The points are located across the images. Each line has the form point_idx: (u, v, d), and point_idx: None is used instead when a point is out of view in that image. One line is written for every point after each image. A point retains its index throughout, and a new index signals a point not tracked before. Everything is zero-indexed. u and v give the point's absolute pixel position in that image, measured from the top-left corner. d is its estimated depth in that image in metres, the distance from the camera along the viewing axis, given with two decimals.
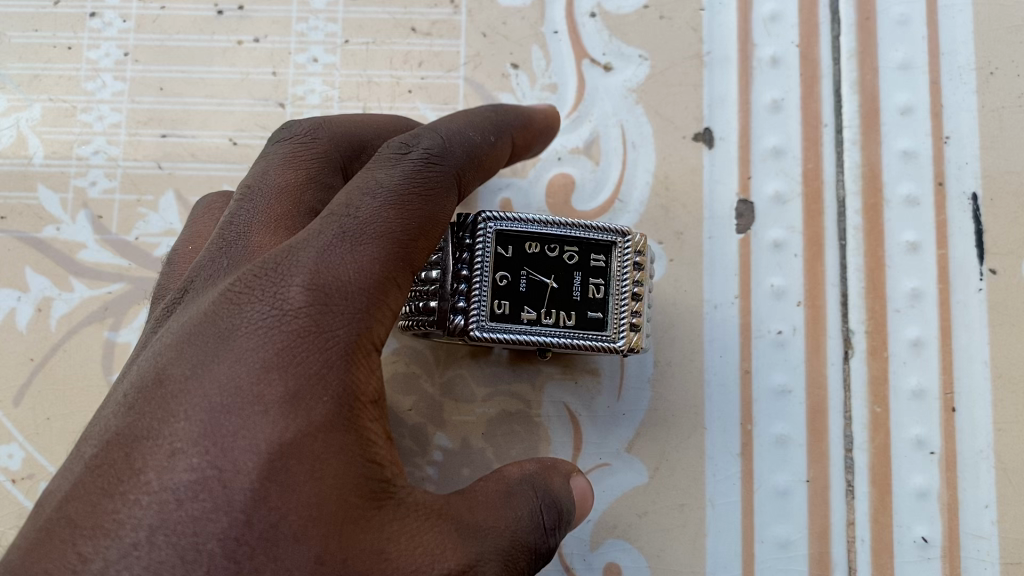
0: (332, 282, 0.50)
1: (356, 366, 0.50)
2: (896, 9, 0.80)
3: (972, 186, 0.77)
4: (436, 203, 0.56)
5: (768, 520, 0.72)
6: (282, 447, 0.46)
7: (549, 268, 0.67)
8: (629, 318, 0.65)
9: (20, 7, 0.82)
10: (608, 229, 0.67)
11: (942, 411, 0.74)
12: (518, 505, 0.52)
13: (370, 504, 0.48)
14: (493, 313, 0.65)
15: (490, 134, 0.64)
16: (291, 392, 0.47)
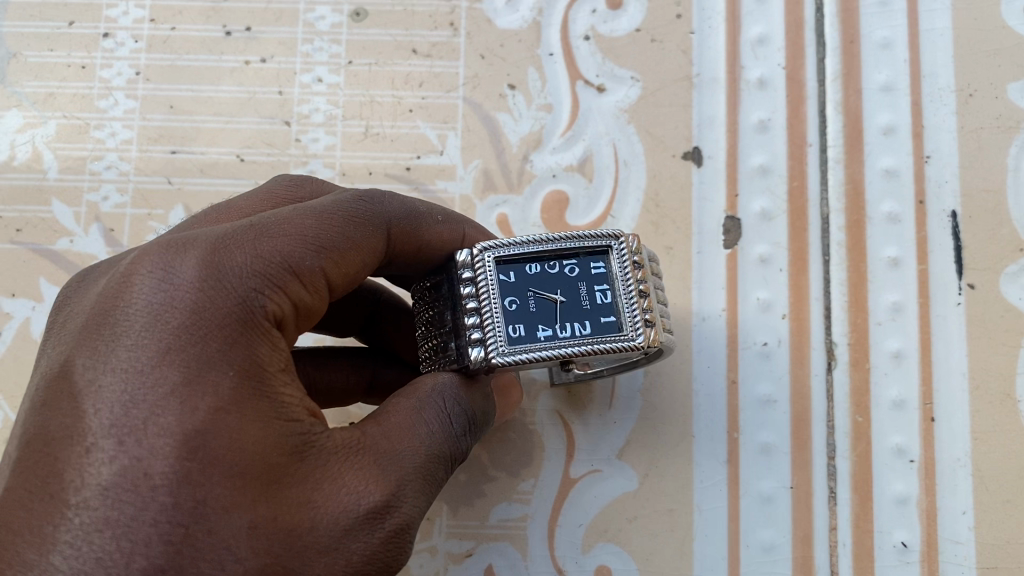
0: (223, 267, 0.53)
1: (258, 340, 0.52)
2: (879, 34, 0.84)
3: (952, 204, 0.80)
4: (358, 233, 0.59)
5: (754, 525, 0.75)
6: (193, 431, 0.49)
7: (554, 285, 0.66)
8: (641, 314, 0.65)
9: (37, 27, 0.85)
10: (602, 235, 0.67)
11: (922, 421, 0.76)
12: (428, 419, 0.57)
13: (291, 458, 0.51)
14: (510, 338, 0.64)
15: (437, 214, 0.65)
16: (195, 375, 0.50)
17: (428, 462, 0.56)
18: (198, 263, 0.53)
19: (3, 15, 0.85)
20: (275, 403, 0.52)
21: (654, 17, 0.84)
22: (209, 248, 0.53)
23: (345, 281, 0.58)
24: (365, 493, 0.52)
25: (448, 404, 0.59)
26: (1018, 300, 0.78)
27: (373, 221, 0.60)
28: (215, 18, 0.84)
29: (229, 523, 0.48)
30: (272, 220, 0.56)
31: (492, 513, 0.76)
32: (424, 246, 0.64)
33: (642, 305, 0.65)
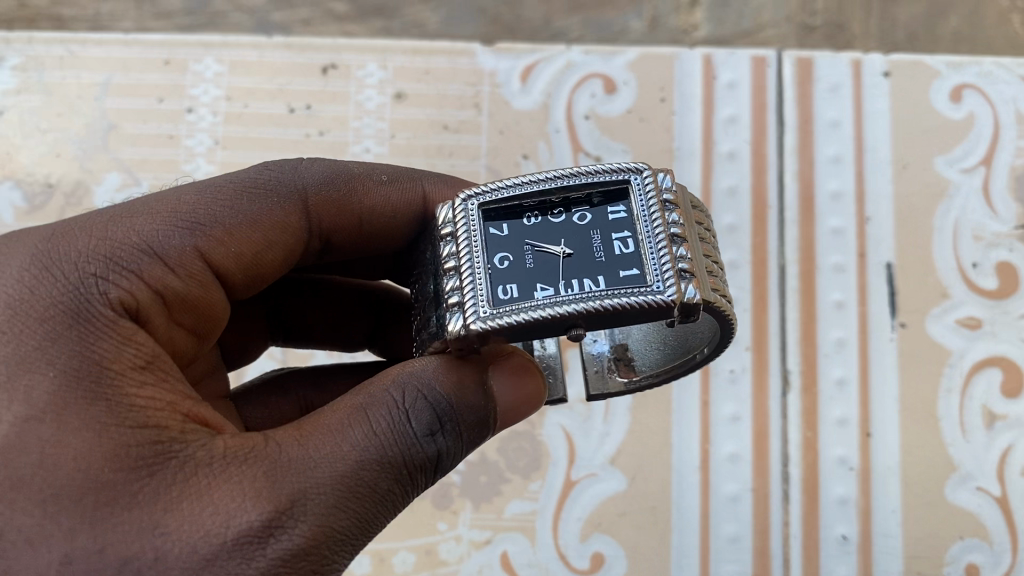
0: (59, 261, 0.53)
1: (94, 337, 0.51)
2: (829, 115, 1.02)
3: (888, 257, 0.97)
4: (255, 211, 0.60)
5: (721, 520, 0.92)
6: (19, 440, 0.48)
7: (559, 236, 0.59)
8: (670, 261, 0.57)
9: (135, 104, 1.03)
10: (617, 171, 0.61)
11: (861, 436, 0.93)
12: (357, 437, 0.51)
13: (136, 474, 0.48)
14: (495, 298, 0.57)
15: (380, 175, 0.66)
16: (21, 379, 0.49)
17: (349, 471, 0.50)
18: (43, 260, 0.53)
19: (106, 94, 1.04)
20: (117, 410, 0.49)
21: (643, 99, 1.02)
22: (59, 242, 0.55)
23: (234, 263, 0.59)
24: (243, 513, 0.49)
25: (407, 401, 0.53)
26: (941, 336, 0.94)
27: (284, 194, 0.62)
28: (280, 96, 1.02)
29: (47, 552, 0.47)
30: (144, 207, 0.58)
31: (507, 508, 0.92)
32: (365, 215, 0.66)
33: (672, 253, 0.57)
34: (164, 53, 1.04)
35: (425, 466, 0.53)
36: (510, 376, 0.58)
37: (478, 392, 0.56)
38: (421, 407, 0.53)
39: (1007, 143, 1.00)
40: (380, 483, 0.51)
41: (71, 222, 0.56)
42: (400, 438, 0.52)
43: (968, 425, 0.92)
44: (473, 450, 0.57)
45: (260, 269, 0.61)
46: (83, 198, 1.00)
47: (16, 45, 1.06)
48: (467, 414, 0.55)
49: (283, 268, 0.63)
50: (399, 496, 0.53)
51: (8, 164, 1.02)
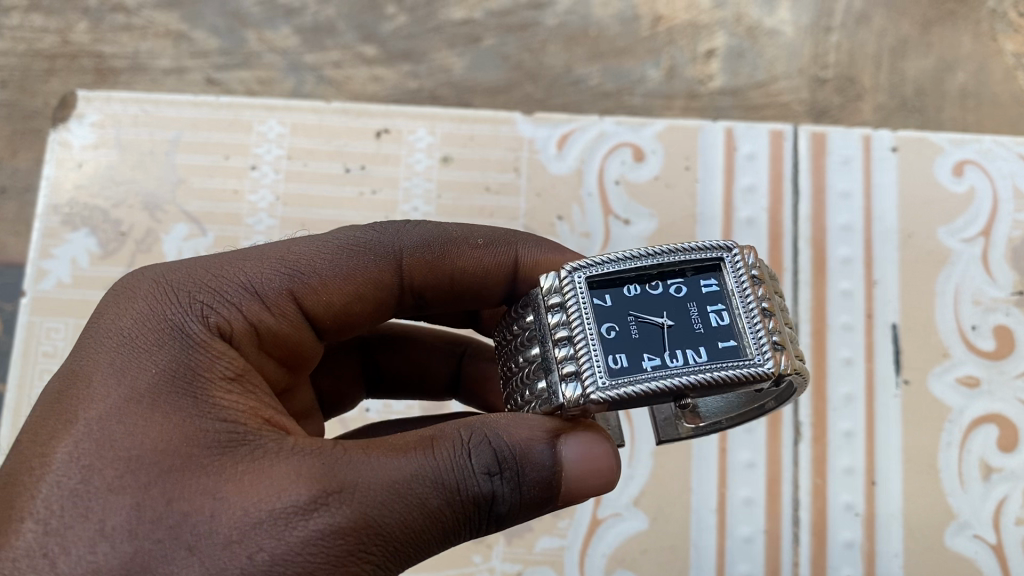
0: (175, 287, 0.62)
1: (197, 349, 0.59)
2: (840, 186, 1.11)
3: (893, 318, 1.06)
4: (353, 264, 0.68)
5: (736, 559, 0.99)
6: (115, 412, 0.55)
7: (660, 309, 0.67)
8: (770, 340, 0.65)
9: (203, 160, 1.13)
10: (714, 247, 0.69)
11: (866, 484, 1.01)
12: (416, 453, 0.55)
13: (208, 452, 0.54)
14: (611, 370, 0.64)
15: (476, 239, 0.73)
16: (129, 367, 0.57)
17: (401, 479, 0.54)
18: (163, 284, 0.63)
19: (176, 150, 1.13)
20: (205, 405, 0.57)
21: (668, 167, 1.11)
22: (181, 273, 0.64)
23: (326, 309, 0.67)
24: (294, 493, 0.52)
25: (475, 436, 0.56)
26: (943, 393, 1.02)
27: (381, 251, 0.69)
28: (338, 157, 1.12)
29: (118, 500, 0.52)
30: (256, 253, 0.67)
31: (537, 544, 1.00)
32: (457, 275, 0.72)
33: (766, 326, 0.66)
34: (231, 114, 1.14)
35: (482, 502, 0.55)
36: (594, 438, 0.60)
37: (545, 451, 0.57)
38: (485, 445, 0.56)
39: (1005, 215, 1.09)
40: (431, 499, 0.54)
41: (194, 261, 0.66)
42: (460, 463, 0.55)
43: (966, 476, 0.99)
44: (535, 510, 0.58)
45: (349, 315, 0.69)
46: (153, 245, 1.10)
47: (95, 104, 1.15)
48: (532, 471, 0.56)
49: (374, 316, 0.71)
50: (453, 518, 0.55)
51: (83, 212, 1.11)
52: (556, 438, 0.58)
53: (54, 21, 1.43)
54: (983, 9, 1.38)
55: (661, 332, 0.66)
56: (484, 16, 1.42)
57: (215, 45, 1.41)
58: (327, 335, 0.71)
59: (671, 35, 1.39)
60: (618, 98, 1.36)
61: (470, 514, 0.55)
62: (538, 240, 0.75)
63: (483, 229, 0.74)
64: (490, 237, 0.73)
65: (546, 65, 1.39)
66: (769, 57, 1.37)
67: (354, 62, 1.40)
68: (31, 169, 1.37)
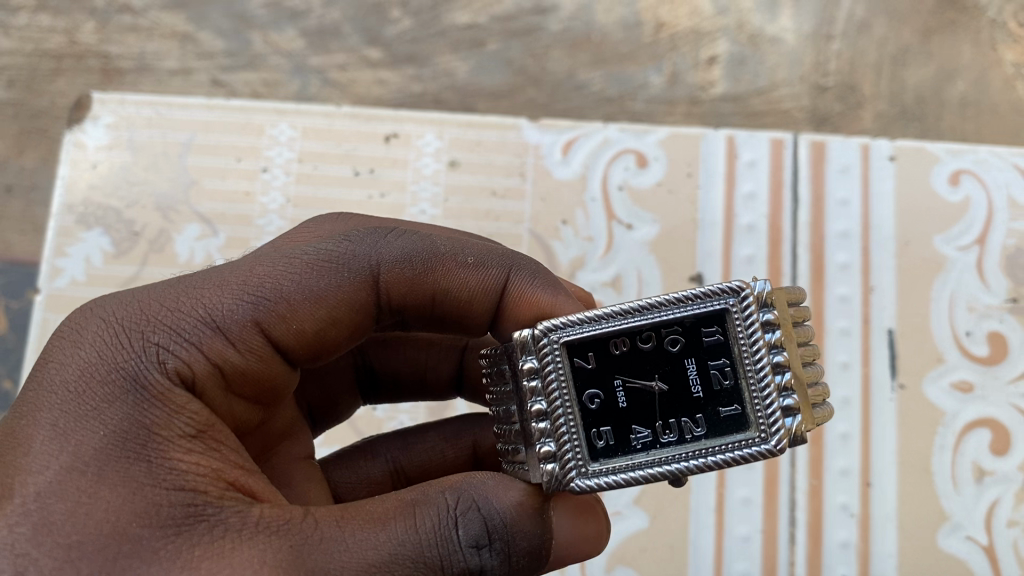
0: (129, 326, 0.58)
1: (151, 404, 0.55)
2: (839, 194, 1.14)
3: (890, 323, 1.08)
4: (327, 288, 0.63)
5: (734, 558, 1.01)
6: (58, 487, 0.52)
7: (651, 369, 0.60)
8: (777, 401, 0.59)
9: (215, 162, 1.15)
10: (719, 292, 0.60)
11: (861, 487, 1.03)
12: (396, 528, 0.54)
13: (163, 532, 0.52)
14: (594, 447, 0.60)
15: (466, 256, 0.68)
16: (74, 432, 0.53)
17: (381, 560, 0.53)
18: (115, 324, 0.58)
19: (188, 153, 1.16)
20: (159, 472, 0.53)
21: (670, 174, 1.13)
22: (134, 308, 0.59)
23: (297, 337, 0.62)
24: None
25: (461, 506, 0.56)
26: (938, 397, 1.04)
27: (354, 269, 0.64)
28: (347, 160, 1.15)
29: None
30: (216, 278, 0.61)
31: None
32: (439, 296, 0.68)
33: (776, 384, 0.59)
34: (242, 117, 1.17)
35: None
36: (574, 509, 0.63)
37: (535, 519, 0.58)
38: (472, 515, 0.56)
39: (1001, 224, 1.11)
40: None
41: (149, 289, 0.61)
42: (445, 538, 0.55)
43: (959, 479, 1.02)
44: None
45: (325, 340, 0.64)
46: (165, 245, 1.12)
47: (109, 106, 1.18)
48: (521, 539, 0.57)
49: (352, 338, 0.67)
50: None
51: (96, 212, 1.13)
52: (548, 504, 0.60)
53: (62, 20, 1.45)
54: (983, 18, 1.41)
55: (653, 401, 0.60)
56: (488, 21, 1.44)
57: (221, 46, 1.43)
58: (301, 363, 0.66)
59: (674, 42, 1.41)
60: (620, 103, 1.38)
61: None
62: (534, 264, 0.70)
63: (474, 247, 0.69)
64: (480, 257, 0.69)
65: (549, 70, 1.41)
66: (771, 64, 1.40)
67: (360, 65, 1.43)
68: (37, 168, 1.39)
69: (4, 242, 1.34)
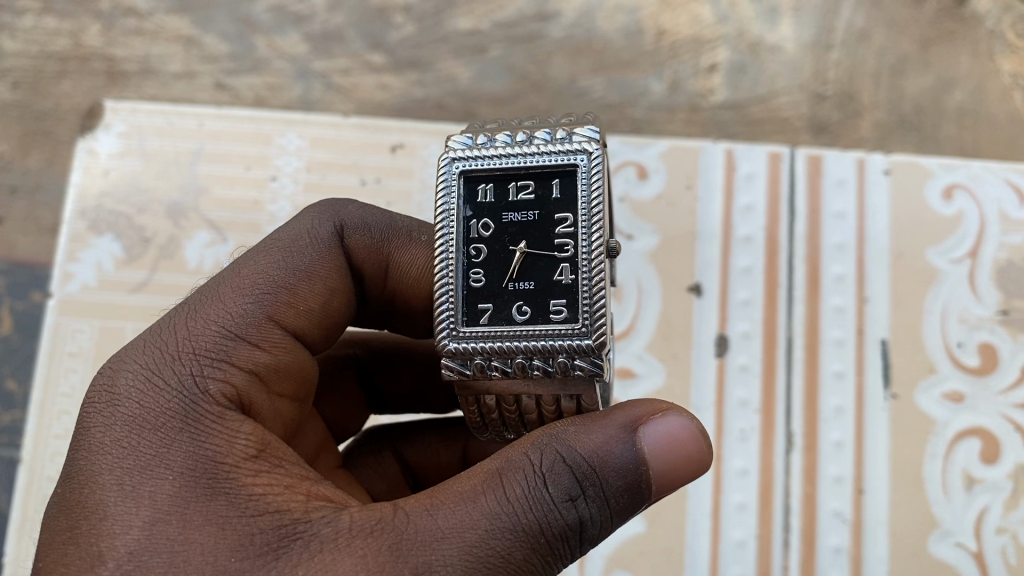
0: (159, 370, 0.60)
1: (205, 437, 0.58)
2: (835, 207, 1.16)
3: (883, 333, 1.11)
4: (310, 270, 0.68)
5: (729, 563, 1.03)
6: (150, 540, 0.53)
7: (506, 254, 0.70)
8: (542, 148, 0.71)
9: (225, 169, 1.18)
10: (446, 179, 0.71)
11: (855, 493, 1.05)
12: (485, 504, 0.55)
13: (265, 559, 0.53)
14: (563, 320, 0.68)
15: (420, 236, 0.76)
16: (145, 485, 0.55)
17: (481, 539, 0.54)
18: (145, 371, 0.60)
19: (199, 160, 1.18)
20: (239, 501, 0.56)
21: (670, 185, 1.17)
22: (156, 349, 0.62)
23: (306, 319, 0.67)
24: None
25: (545, 464, 0.56)
26: (929, 406, 1.07)
27: (327, 242, 0.71)
28: (354, 169, 1.17)
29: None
30: (216, 293, 0.65)
31: None
32: (395, 265, 0.75)
33: (537, 146, 0.71)
34: (252, 126, 1.19)
35: (567, 534, 0.56)
36: (677, 413, 0.59)
37: (625, 446, 0.57)
38: (560, 469, 0.56)
39: (992, 236, 1.14)
40: (517, 551, 0.54)
41: (159, 327, 0.64)
42: (539, 502, 0.55)
43: (950, 486, 1.04)
44: (624, 519, 0.58)
45: (329, 317, 0.69)
46: (175, 252, 1.15)
47: (121, 114, 1.21)
48: (614, 478, 0.56)
49: (344, 318, 0.72)
50: (539, 566, 0.55)
51: (107, 219, 1.16)
52: (634, 432, 0.57)
53: (68, 22, 1.48)
54: (981, 28, 1.44)
55: (535, 258, 0.69)
56: (491, 28, 1.47)
57: (225, 50, 1.46)
58: (316, 350, 0.70)
59: (675, 50, 1.44)
60: (620, 110, 1.40)
61: (557, 550, 0.56)
62: None
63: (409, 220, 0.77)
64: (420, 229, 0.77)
65: (551, 77, 1.43)
66: (771, 73, 1.42)
67: (364, 70, 1.45)
68: (41, 170, 1.39)
69: (8, 243, 1.34)
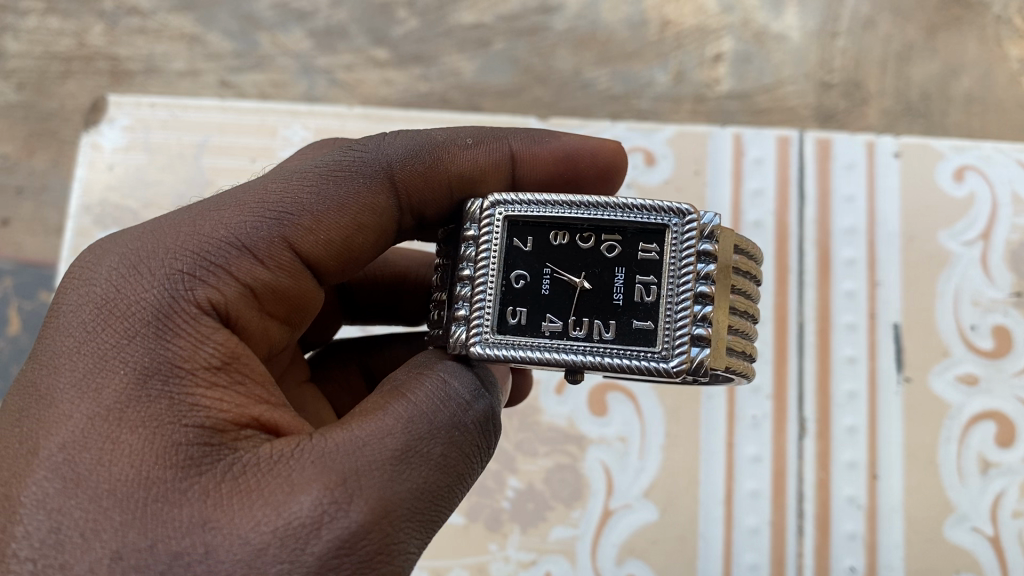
0: (141, 264, 0.60)
1: (172, 339, 0.57)
2: (845, 191, 1.16)
3: (895, 317, 1.09)
4: (338, 196, 0.66)
5: (742, 550, 1.02)
6: (83, 435, 0.54)
7: (580, 266, 0.67)
8: (689, 322, 0.64)
9: (230, 164, 1.17)
10: (670, 211, 0.66)
11: (868, 479, 1.04)
12: (399, 410, 0.58)
13: (189, 470, 0.53)
14: (503, 326, 0.66)
15: (465, 140, 0.73)
16: (97, 375, 0.55)
17: (399, 443, 0.56)
18: (128, 260, 0.61)
19: (204, 154, 1.18)
20: (180, 408, 0.55)
21: (678, 172, 1.16)
22: (148, 238, 0.62)
23: (323, 250, 0.65)
24: (304, 496, 0.52)
25: (442, 372, 0.62)
26: (943, 389, 1.06)
27: (368, 174, 0.68)
28: None
29: (97, 548, 0.51)
30: (234, 200, 0.65)
31: (551, 533, 1.03)
32: (454, 182, 0.72)
33: (693, 313, 0.64)
34: (257, 120, 1.19)
35: (477, 434, 0.60)
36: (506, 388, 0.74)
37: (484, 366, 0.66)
38: (461, 377, 0.63)
39: (1004, 219, 1.13)
40: (437, 449, 0.57)
41: (161, 221, 0.64)
42: (448, 402, 0.60)
43: (965, 471, 1.03)
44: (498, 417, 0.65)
45: (351, 249, 0.67)
46: None
47: (125, 109, 1.21)
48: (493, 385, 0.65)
49: (378, 242, 0.70)
50: (458, 460, 0.58)
51: (112, 214, 1.15)
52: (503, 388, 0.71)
53: (71, 23, 1.48)
54: (988, 14, 1.42)
55: (576, 296, 0.66)
56: (495, 21, 1.46)
57: (230, 48, 1.45)
58: (330, 279, 0.68)
59: (679, 40, 1.43)
60: (626, 101, 1.39)
61: (475, 447, 0.60)
62: (537, 134, 0.76)
63: (475, 130, 0.74)
64: (477, 137, 0.73)
65: (556, 69, 1.42)
66: (777, 61, 1.41)
67: (367, 65, 1.44)
68: (49, 170, 1.39)
69: (14, 243, 1.34)
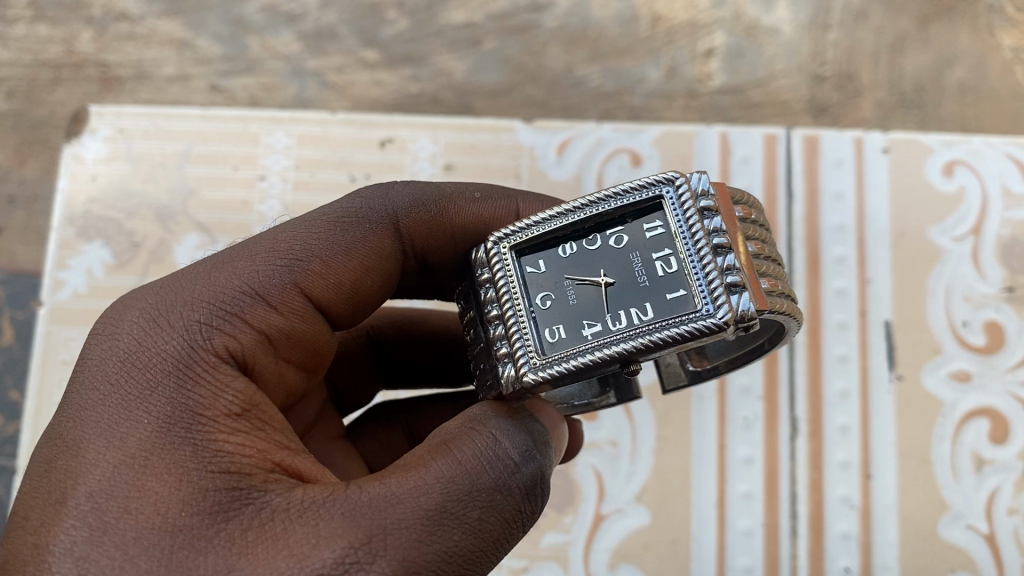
0: (162, 314, 0.60)
1: (193, 389, 0.57)
2: (833, 188, 1.15)
3: (886, 315, 1.09)
4: (347, 240, 0.66)
5: (736, 552, 1.01)
6: (109, 484, 0.53)
7: (597, 268, 0.66)
8: (719, 273, 0.62)
9: (215, 171, 1.17)
10: (654, 185, 0.66)
11: (862, 478, 1.03)
12: (436, 467, 0.55)
13: (213, 518, 0.52)
14: (544, 347, 0.64)
15: (474, 193, 0.73)
16: (122, 425, 0.55)
17: (433, 500, 0.54)
18: (151, 311, 0.60)
19: (187, 162, 1.17)
20: (201, 456, 0.54)
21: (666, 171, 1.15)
22: (170, 290, 0.62)
23: (335, 293, 0.65)
24: (327, 551, 0.51)
25: (493, 426, 0.59)
26: (936, 388, 1.05)
27: (376, 219, 0.68)
28: (346, 166, 1.16)
29: None
30: (248, 250, 0.64)
31: (543, 539, 1.02)
32: (457, 232, 0.71)
33: (718, 264, 0.62)
34: (240, 126, 1.18)
35: (524, 492, 0.57)
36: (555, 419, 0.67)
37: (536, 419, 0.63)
38: (514, 430, 0.59)
39: (995, 213, 1.12)
40: (474, 511, 0.54)
41: (184, 272, 0.64)
42: (494, 461, 0.56)
43: (959, 468, 1.02)
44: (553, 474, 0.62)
45: (361, 293, 0.67)
46: (165, 255, 1.13)
47: (107, 118, 1.19)
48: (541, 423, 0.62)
49: (384, 287, 0.69)
50: (497, 524, 0.55)
51: (96, 224, 1.15)
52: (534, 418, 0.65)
53: (60, 30, 1.46)
54: (980, 4, 1.41)
55: (608, 296, 0.64)
56: (484, 20, 1.45)
57: (218, 52, 1.44)
58: (342, 324, 0.68)
59: (671, 35, 1.42)
60: (619, 98, 1.38)
61: (517, 512, 0.56)
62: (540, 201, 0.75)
63: (485, 186, 0.74)
64: (486, 192, 0.73)
65: (547, 67, 1.41)
66: (769, 55, 1.40)
67: (357, 67, 1.43)
68: (38, 179, 1.38)
69: (8, 253, 1.32)
